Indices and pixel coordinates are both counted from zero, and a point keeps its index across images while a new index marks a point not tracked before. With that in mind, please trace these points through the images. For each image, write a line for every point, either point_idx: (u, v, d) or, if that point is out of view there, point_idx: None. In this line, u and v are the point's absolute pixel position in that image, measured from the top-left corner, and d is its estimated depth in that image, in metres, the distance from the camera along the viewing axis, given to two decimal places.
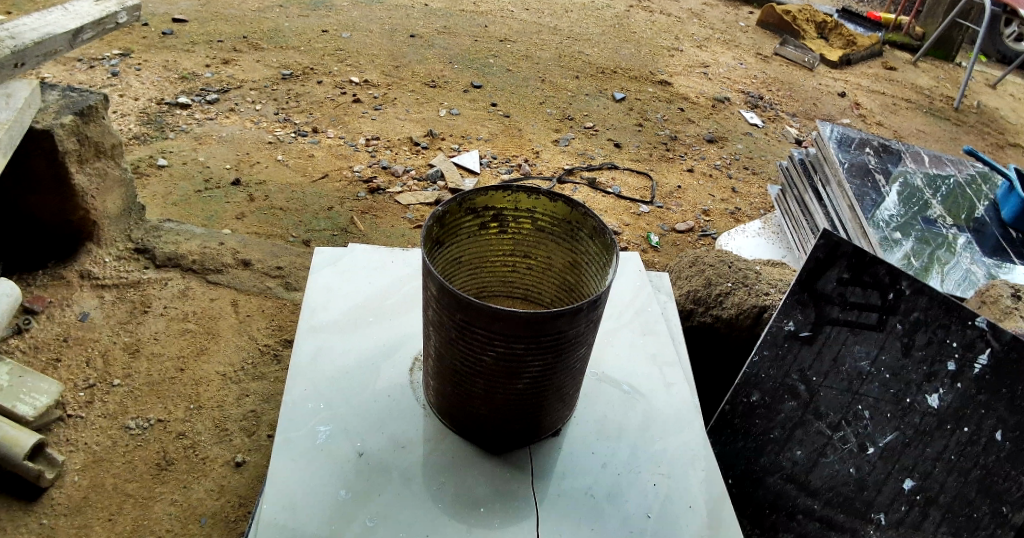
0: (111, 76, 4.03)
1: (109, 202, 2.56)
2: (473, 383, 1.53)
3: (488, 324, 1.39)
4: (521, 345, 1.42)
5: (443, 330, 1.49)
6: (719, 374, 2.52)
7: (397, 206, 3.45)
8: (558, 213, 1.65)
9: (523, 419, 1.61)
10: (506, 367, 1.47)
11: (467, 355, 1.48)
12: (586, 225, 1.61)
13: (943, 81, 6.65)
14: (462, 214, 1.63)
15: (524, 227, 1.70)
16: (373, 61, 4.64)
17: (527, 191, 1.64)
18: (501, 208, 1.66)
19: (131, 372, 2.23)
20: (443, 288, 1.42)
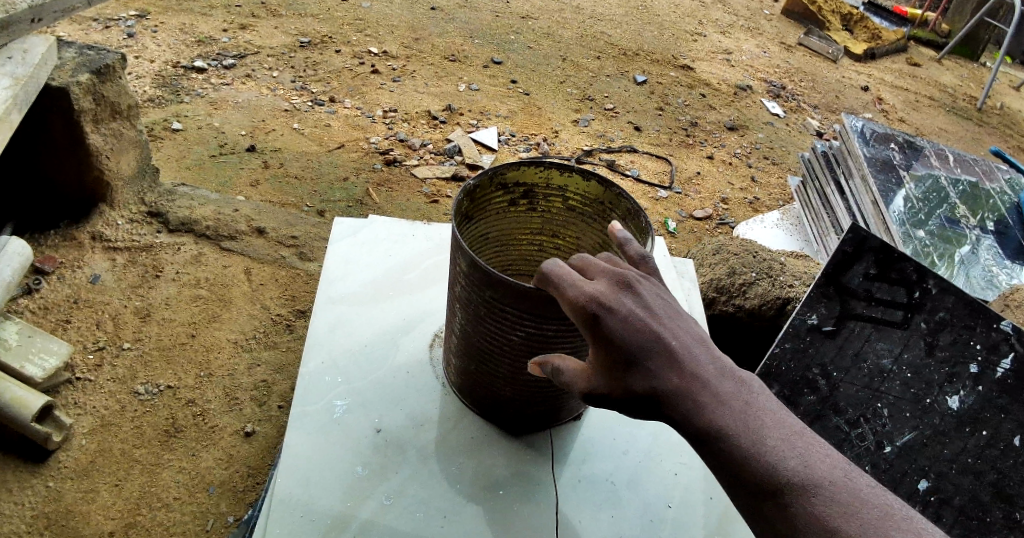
0: (128, 37, 3.97)
1: (124, 163, 2.52)
2: (499, 362, 1.49)
3: (519, 302, 1.35)
4: (552, 326, 1.37)
5: (471, 308, 1.45)
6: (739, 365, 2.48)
7: (413, 179, 3.39)
8: (590, 193, 1.60)
9: (549, 403, 1.57)
10: (533, 348, 1.43)
11: (494, 333, 1.44)
12: (619, 205, 1.55)
13: (967, 80, 6.52)
14: (492, 188, 1.59)
15: (554, 205, 1.66)
16: (393, 32, 4.56)
17: (559, 166, 1.59)
18: (532, 185, 1.62)
19: (141, 336, 2.20)
20: (473, 262, 1.37)
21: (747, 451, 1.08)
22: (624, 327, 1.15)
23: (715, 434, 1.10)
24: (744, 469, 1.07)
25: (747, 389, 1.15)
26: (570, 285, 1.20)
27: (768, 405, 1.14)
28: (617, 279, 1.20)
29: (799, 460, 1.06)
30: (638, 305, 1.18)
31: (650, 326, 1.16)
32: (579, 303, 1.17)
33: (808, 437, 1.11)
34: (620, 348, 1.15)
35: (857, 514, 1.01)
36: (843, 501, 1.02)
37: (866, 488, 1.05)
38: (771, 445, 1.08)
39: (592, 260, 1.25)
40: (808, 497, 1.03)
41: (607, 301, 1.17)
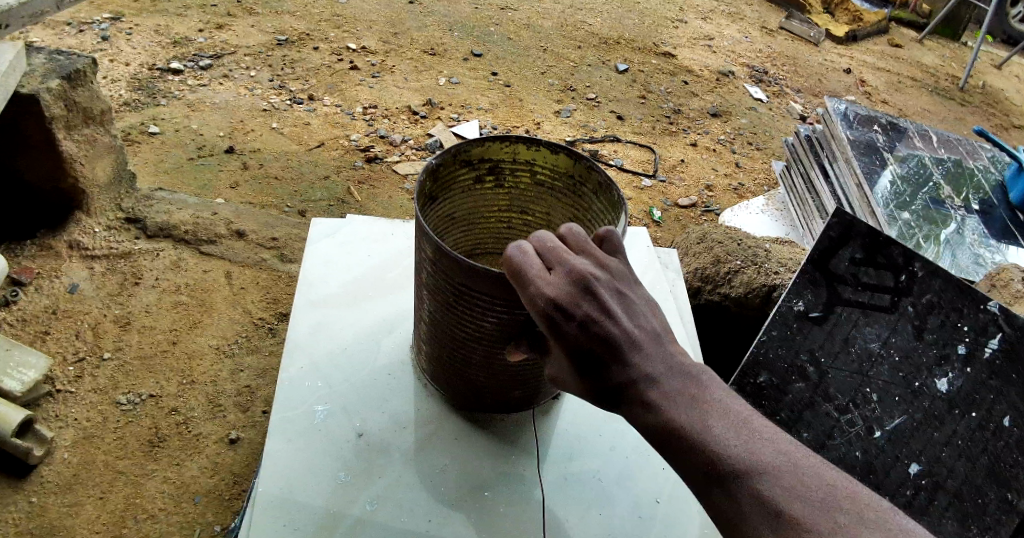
0: (102, 40, 3.92)
1: (99, 169, 2.47)
2: (470, 349, 1.49)
3: (489, 289, 1.33)
4: (524, 313, 1.37)
5: (440, 294, 1.43)
6: (727, 353, 2.48)
7: (396, 176, 3.36)
8: (560, 166, 1.59)
9: (524, 388, 1.58)
10: (507, 333, 1.42)
11: (466, 321, 1.43)
12: (588, 179, 1.55)
13: (948, 59, 6.54)
14: (457, 166, 1.57)
15: (522, 181, 1.65)
16: (371, 27, 4.51)
17: (526, 141, 1.58)
18: (498, 160, 1.61)
19: (122, 345, 2.17)
20: (441, 250, 1.35)
21: (695, 441, 1.06)
22: (581, 326, 1.13)
23: (666, 428, 1.08)
24: (694, 457, 1.05)
25: (699, 381, 1.13)
26: (529, 280, 1.15)
27: (719, 396, 1.11)
28: (578, 275, 1.16)
29: (744, 447, 1.04)
30: (596, 304, 1.14)
31: (606, 324, 1.14)
32: (537, 301, 1.14)
33: (759, 426, 1.08)
34: (579, 348, 1.13)
35: (803, 494, 0.99)
36: (785, 483, 1.01)
37: (812, 472, 1.02)
38: (720, 435, 1.06)
39: (553, 249, 1.19)
40: (753, 478, 1.02)
41: (564, 299, 1.13)
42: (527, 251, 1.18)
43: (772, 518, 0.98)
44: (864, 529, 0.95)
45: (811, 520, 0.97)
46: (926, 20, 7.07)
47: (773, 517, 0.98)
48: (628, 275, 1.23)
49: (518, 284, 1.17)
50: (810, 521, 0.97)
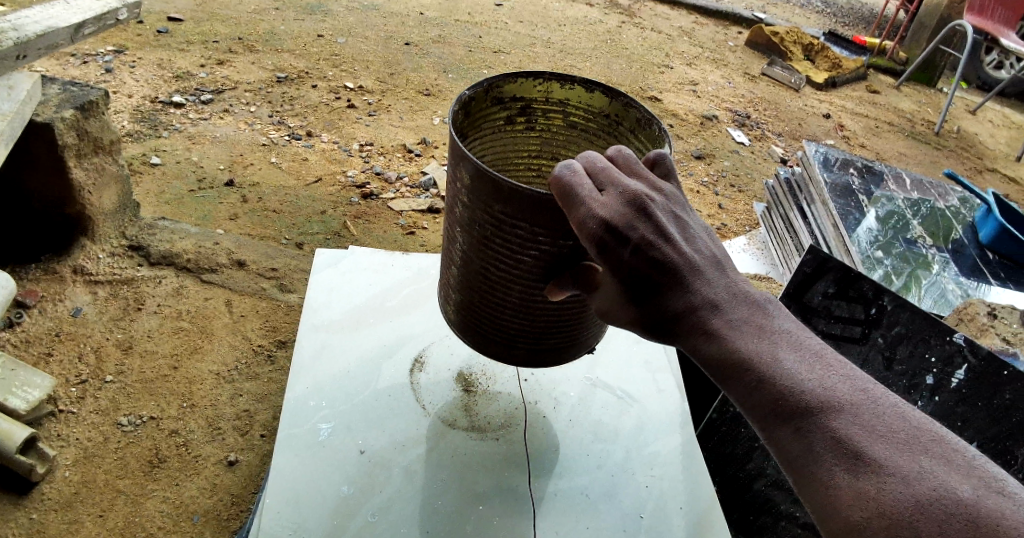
0: (105, 72, 4.04)
1: (105, 198, 2.56)
2: (505, 286, 1.55)
3: (530, 215, 1.40)
4: (568, 243, 1.44)
5: (478, 228, 1.50)
6: (707, 386, 2.60)
7: (390, 211, 3.47)
8: (594, 104, 1.71)
9: (554, 334, 1.65)
10: (545, 269, 1.49)
11: (505, 256, 1.50)
12: (621, 115, 1.67)
13: (924, 105, 6.80)
14: (489, 104, 1.68)
15: (553, 123, 1.77)
16: (368, 67, 4.67)
17: (560, 79, 1.69)
18: (531, 99, 1.73)
19: (124, 369, 2.23)
20: (484, 175, 1.41)
21: (765, 375, 1.10)
22: (636, 247, 1.18)
23: (730, 358, 1.13)
24: (762, 391, 1.10)
25: (763, 313, 1.18)
26: (582, 202, 1.21)
27: (785, 329, 1.16)
28: (632, 196, 1.21)
29: (816, 382, 1.08)
30: (651, 227, 1.19)
31: (661, 247, 1.19)
32: (590, 222, 1.20)
33: (833, 363, 1.12)
34: (636, 273, 1.19)
35: (882, 434, 1.02)
36: (862, 422, 1.04)
37: (893, 412, 1.05)
38: (790, 369, 1.10)
39: (604, 171, 1.25)
40: (828, 417, 1.05)
41: (618, 219, 1.19)
42: (579, 172, 1.24)
43: (848, 455, 1.02)
44: (950, 474, 0.98)
45: (888, 458, 1.00)
46: (904, 67, 7.35)
47: (847, 452, 1.02)
48: (679, 204, 1.29)
49: (570, 205, 1.22)
50: (887, 460, 1.00)
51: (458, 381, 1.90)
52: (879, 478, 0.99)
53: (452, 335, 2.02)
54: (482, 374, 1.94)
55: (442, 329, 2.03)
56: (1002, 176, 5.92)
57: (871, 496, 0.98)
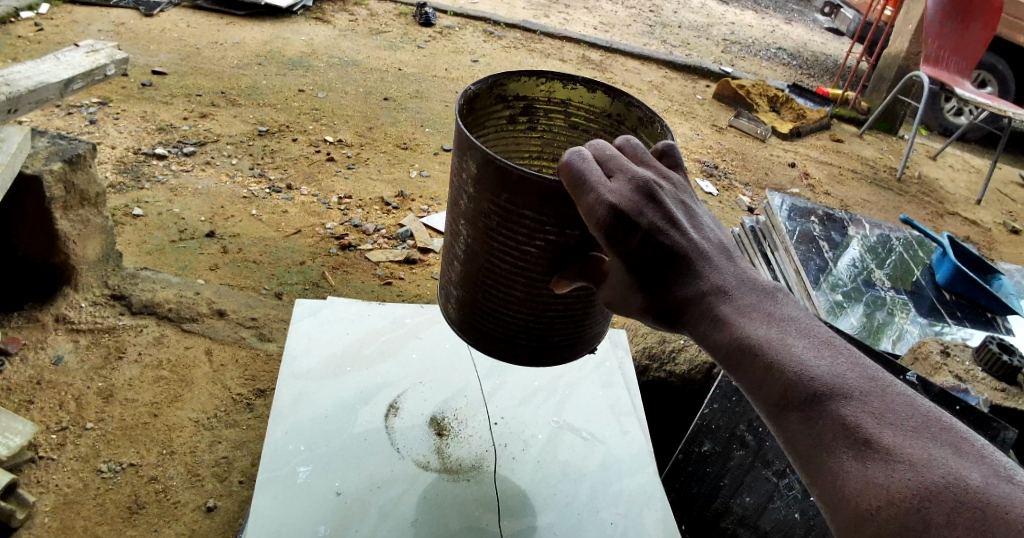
0: (90, 123, 4.17)
1: (89, 248, 2.64)
2: (509, 280, 1.53)
3: (539, 204, 1.40)
4: (575, 232, 1.43)
5: (484, 219, 1.49)
6: (670, 429, 2.72)
7: (368, 262, 3.57)
8: (597, 104, 1.71)
9: (554, 333, 1.63)
10: (551, 262, 1.48)
11: (511, 248, 1.49)
12: (624, 114, 1.68)
13: (886, 153, 7.10)
14: (492, 101, 1.68)
15: (555, 123, 1.77)
16: (348, 121, 4.83)
17: (563, 78, 1.69)
18: (533, 99, 1.73)
19: (104, 416, 2.28)
20: (490, 164, 1.41)
21: (773, 360, 1.08)
22: (644, 233, 1.18)
23: (736, 344, 1.12)
24: (770, 376, 1.07)
25: (772, 301, 1.17)
26: (590, 185, 1.19)
27: (795, 317, 1.14)
28: (641, 183, 1.21)
29: (826, 368, 1.05)
30: (660, 214, 1.20)
31: (669, 234, 1.19)
32: (595, 208, 1.18)
33: (843, 350, 1.10)
34: (643, 258, 1.19)
35: (893, 421, 1.00)
36: (874, 408, 1.01)
37: (906, 400, 1.02)
38: (800, 355, 1.08)
39: (612, 158, 1.24)
40: (838, 403, 1.02)
41: (626, 203, 1.18)
42: (587, 156, 1.23)
43: (859, 441, 0.99)
44: (966, 465, 0.95)
45: (901, 447, 0.97)
46: (866, 116, 7.67)
47: (858, 440, 0.99)
48: (686, 193, 1.29)
49: (579, 190, 1.21)
50: (899, 448, 0.97)
51: (432, 425, 1.99)
52: (890, 466, 0.96)
53: (426, 381, 2.12)
54: (454, 419, 2.03)
55: (416, 376, 2.12)
56: (962, 220, 6.16)
57: (881, 485, 0.96)
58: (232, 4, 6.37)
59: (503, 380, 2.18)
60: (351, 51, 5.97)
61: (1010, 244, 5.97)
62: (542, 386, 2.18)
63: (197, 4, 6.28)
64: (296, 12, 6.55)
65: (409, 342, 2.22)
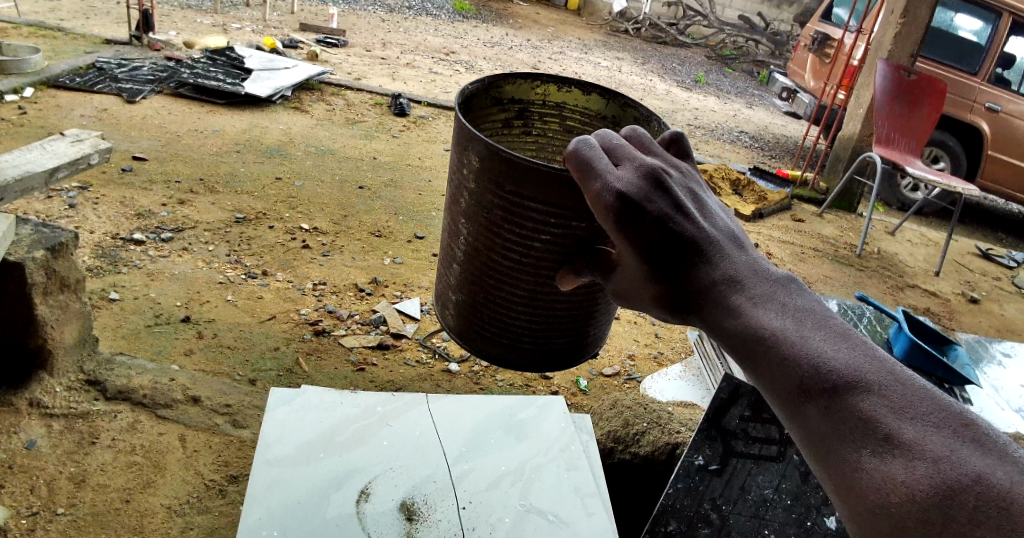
0: (69, 207, 4.28)
1: (67, 333, 2.70)
2: (514, 271, 1.82)
3: (542, 195, 1.69)
4: (579, 223, 1.70)
5: (489, 213, 1.79)
6: (636, 508, 2.78)
7: (341, 348, 3.64)
8: (590, 105, 2.15)
9: (558, 321, 1.92)
10: (555, 254, 1.76)
11: (518, 242, 1.77)
12: (614, 112, 2.11)
13: (845, 230, 7.43)
14: (490, 103, 2.09)
15: (549, 126, 2.20)
16: (323, 209, 4.98)
17: (556, 83, 2.12)
18: (526, 104, 2.16)
19: (75, 502, 2.30)
20: (496, 162, 1.72)
21: (788, 351, 1.07)
22: (654, 219, 1.23)
23: (749, 334, 1.11)
24: (786, 365, 1.07)
25: (786, 290, 1.16)
26: (597, 172, 1.27)
27: (809, 307, 1.13)
28: (647, 172, 1.27)
29: (842, 357, 1.05)
30: (668, 202, 1.25)
31: (677, 221, 1.24)
32: (603, 194, 1.25)
33: (859, 341, 1.09)
34: (653, 242, 1.23)
35: (913, 413, 0.99)
36: (894, 401, 1.00)
37: (925, 393, 1.01)
38: (815, 345, 1.07)
39: (619, 149, 1.32)
40: (856, 394, 1.01)
41: (634, 191, 1.24)
42: (594, 145, 1.32)
43: (879, 434, 0.98)
44: (987, 462, 0.94)
45: (921, 442, 0.96)
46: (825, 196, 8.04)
47: (877, 435, 0.98)
48: (692, 185, 1.35)
49: (587, 177, 1.29)
50: (921, 444, 0.96)
51: (402, 510, 2.07)
52: (909, 462, 0.95)
53: (397, 467, 2.20)
54: (423, 502, 2.12)
55: (388, 462, 2.21)
56: (921, 292, 6.42)
57: (900, 481, 0.95)
58: (213, 93, 6.61)
59: (473, 464, 2.27)
60: (328, 140, 6.21)
61: (969, 313, 6.22)
62: (509, 470, 2.27)
63: (179, 93, 6.51)
64: (275, 101, 6.80)
65: (381, 429, 2.32)
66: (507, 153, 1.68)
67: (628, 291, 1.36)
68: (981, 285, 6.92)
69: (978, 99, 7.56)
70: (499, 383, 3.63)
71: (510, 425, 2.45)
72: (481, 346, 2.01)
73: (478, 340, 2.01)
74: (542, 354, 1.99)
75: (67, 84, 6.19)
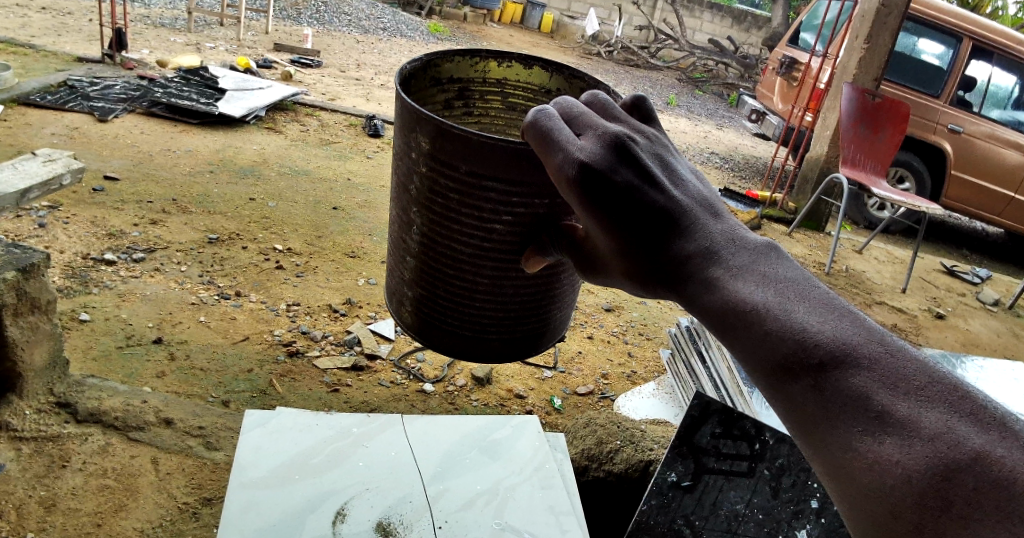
0: (38, 227, 4.24)
1: (37, 354, 2.67)
2: (475, 257, 1.86)
3: (501, 175, 1.73)
4: (542, 202, 1.77)
5: (444, 200, 1.82)
6: (610, 525, 2.82)
7: (315, 369, 3.64)
8: (533, 79, 2.23)
9: (521, 308, 1.98)
10: (517, 235, 1.82)
11: (477, 227, 1.81)
12: (558, 85, 2.20)
13: (814, 250, 7.60)
14: (429, 84, 2.14)
15: (491, 103, 2.28)
16: (297, 230, 4.98)
17: (495, 58, 2.19)
18: (465, 83, 2.22)
19: (45, 526, 2.30)
20: (444, 142, 1.75)
21: (773, 327, 1.09)
22: (625, 190, 1.25)
23: (731, 311, 1.12)
24: (770, 341, 1.08)
25: (766, 260, 1.18)
26: (559, 146, 1.30)
27: (792, 276, 1.15)
28: (610, 141, 1.29)
29: (825, 330, 1.07)
30: (636, 173, 1.26)
31: (649, 191, 1.25)
32: (567, 167, 1.28)
33: (846, 311, 1.10)
34: (625, 216, 1.25)
35: (901, 387, 1.01)
36: (882, 374, 1.02)
37: (912, 364, 1.04)
38: (801, 320, 1.08)
39: (581, 120, 1.36)
40: (844, 371, 1.03)
41: (598, 161, 1.26)
42: (553, 115, 1.37)
43: (868, 410, 1.01)
44: (977, 433, 0.97)
45: (915, 419, 0.99)
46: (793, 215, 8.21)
47: (868, 412, 1.01)
48: (659, 149, 1.37)
49: (551, 150, 1.33)
50: (911, 418, 0.99)
51: (378, 530, 2.09)
52: (903, 440, 0.98)
53: (372, 488, 2.22)
54: (400, 523, 2.13)
55: (364, 483, 2.22)
56: (889, 309, 6.58)
57: (895, 460, 0.98)
58: (186, 112, 6.58)
59: (448, 484, 2.29)
60: (302, 161, 6.21)
61: (935, 329, 6.38)
62: (483, 490, 2.29)
63: (151, 112, 6.48)
64: (248, 121, 6.79)
65: (356, 450, 2.33)
66: (461, 132, 1.71)
67: (604, 262, 1.39)
68: (946, 302, 7.10)
69: (941, 121, 7.82)
70: (474, 403, 3.65)
71: (485, 445, 2.47)
72: (443, 340, 2.05)
73: (440, 334, 2.05)
74: (506, 342, 2.05)
75: (38, 102, 6.13)
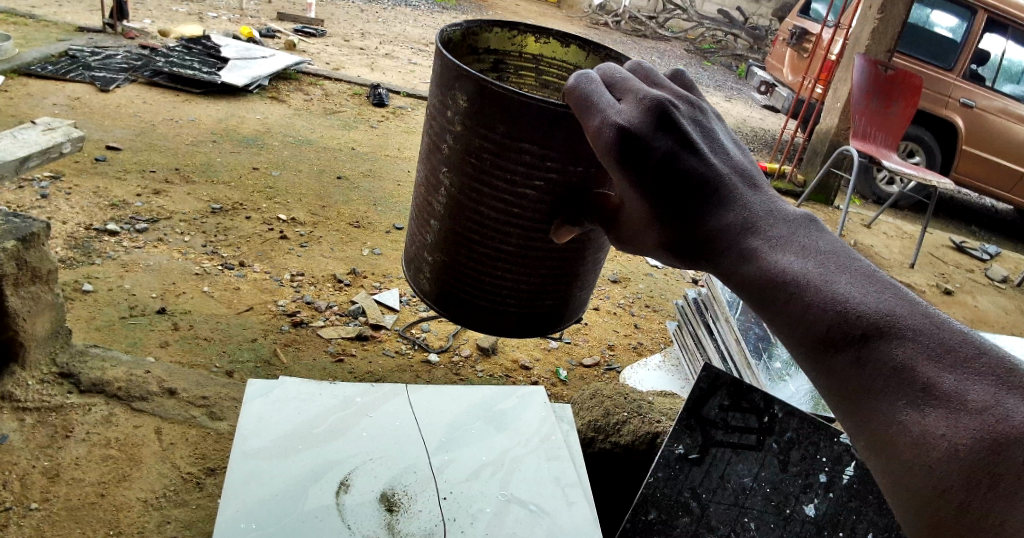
0: (40, 197, 4.20)
1: (38, 325, 2.64)
2: (503, 224, 1.81)
3: (538, 137, 1.68)
4: (578, 168, 1.72)
5: (477, 161, 1.77)
6: (615, 497, 2.82)
7: (320, 339, 3.61)
8: (568, 57, 2.14)
9: (543, 283, 1.94)
10: (549, 199, 1.76)
11: (509, 191, 1.76)
12: (592, 65, 2.10)
13: None
14: (467, 50, 2.10)
15: (526, 78, 2.23)
16: (301, 200, 4.92)
17: (533, 33, 2.14)
18: (502, 55, 2.17)
19: (49, 496, 2.29)
20: (481, 99, 1.70)
21: (814, 298, 1.04)
22: (661, 156, 1.21)
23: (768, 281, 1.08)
24: (809, 310, 1.04)
25: (805, 231, 1.14)
26: (596, 110, 1.27)
27: (833, 248, 1.10)
28: (651, 105, 1.24)
29: (869, 300, 1.02)
30: (674, 139, 1.22)
31: (686, 157, 1.21)
32: (603, 131, 1.24)
33: (890, 284, 1.05)
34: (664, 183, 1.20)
35: (947, 359, 0.96)
36: (928, 345, 0.97)
37: (961, 336, 0.98)
38: (842, 291, 1.04)
39: (620, 83, 1.31)
40: (888, 341, 0.98)
41: (636, 125, 1.22)
42: (593, 79, 1.33)
43: (913, 382, 0.96)
44: None
45: (961, 393, 0.93)
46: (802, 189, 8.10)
47: (911, 385, 0.96)
48: (701, 115, 1.32)
49: (588, 114, 1.29)
50: (958, 392, 0.93)
51: (382, 502, 2.07)
52: (949, 413, 0.93)
53: (376, 458, 2.19)
54: (404, 494, 2.11)
55: (368, 453, 2.20)
56: None
57: (940, 434, 0.92)
58: (188, 81, 6.50)
59: (453, 455, 2.26)
60: (306, 130, 6.14)
61: (943, 305, 6.32)
62: (489, 461, 2.26)
63: (153, 81, 6.39)
64: (251, 90, 6.69)
65: (361, 420, 2.31)
66: (501, 90, 1.65)
67: (635, 231, 1.36)
68: (954, 277, 7.03)
69: (953, 95, 7.66)
70: (479, 374, 3.63)
71: (492, 415, 2.44)
72: (460, 311, 2.00)
73: (458, 305, 2.00)
74: (524, 319, 2.00)
75: (38, 72, 6.05)
